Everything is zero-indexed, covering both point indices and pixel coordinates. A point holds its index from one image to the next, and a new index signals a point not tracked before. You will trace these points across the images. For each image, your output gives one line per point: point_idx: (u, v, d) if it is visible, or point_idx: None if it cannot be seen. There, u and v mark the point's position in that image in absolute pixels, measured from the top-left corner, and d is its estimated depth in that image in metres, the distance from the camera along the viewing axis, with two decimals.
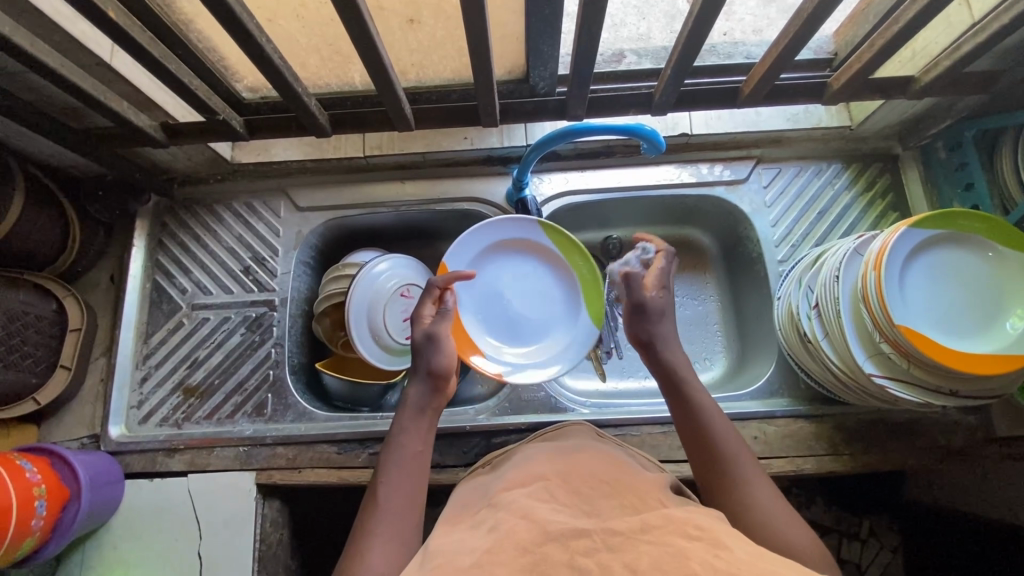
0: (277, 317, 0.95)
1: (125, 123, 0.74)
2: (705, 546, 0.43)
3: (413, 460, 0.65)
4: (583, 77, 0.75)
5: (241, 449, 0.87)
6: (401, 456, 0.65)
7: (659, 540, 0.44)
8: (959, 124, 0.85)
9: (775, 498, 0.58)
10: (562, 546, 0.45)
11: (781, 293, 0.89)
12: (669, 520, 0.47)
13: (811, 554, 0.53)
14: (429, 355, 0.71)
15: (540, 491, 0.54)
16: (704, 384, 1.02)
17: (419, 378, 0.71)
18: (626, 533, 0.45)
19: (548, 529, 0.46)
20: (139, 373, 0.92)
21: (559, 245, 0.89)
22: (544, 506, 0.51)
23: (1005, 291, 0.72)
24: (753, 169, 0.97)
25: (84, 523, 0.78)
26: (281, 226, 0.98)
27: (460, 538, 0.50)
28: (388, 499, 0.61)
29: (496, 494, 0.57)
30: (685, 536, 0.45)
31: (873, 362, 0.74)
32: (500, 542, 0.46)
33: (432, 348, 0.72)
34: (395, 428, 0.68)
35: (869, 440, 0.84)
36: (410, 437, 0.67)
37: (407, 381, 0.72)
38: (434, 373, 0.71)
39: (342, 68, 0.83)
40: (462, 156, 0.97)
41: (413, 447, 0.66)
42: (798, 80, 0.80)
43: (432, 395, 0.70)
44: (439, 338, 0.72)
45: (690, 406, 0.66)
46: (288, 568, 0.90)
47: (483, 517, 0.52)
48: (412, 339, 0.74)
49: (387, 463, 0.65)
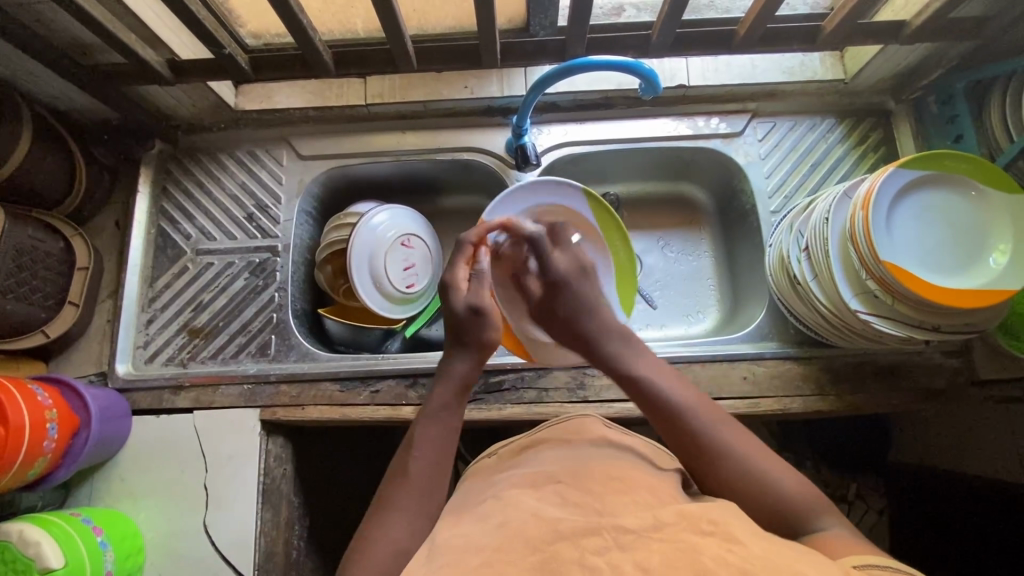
0: (280, 262, 0.97)
1: (132, 55, 0.77)
2: (717, 541, 0.44)
3: (445, 437, 0.66)
4: (583, 16, 0.76)
5: (246, 386, 0.89)
6: (435, 432, 0.66)
7: (670, 536, 0.45)
8: (950, 76, 0.87)
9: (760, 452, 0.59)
10: (574, 545, 0.46)
11: (773, 241, 0.91)
12: (684, 516, 0.48)
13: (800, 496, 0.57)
14: (477, 330, 0.71)
15: (551, 495, 0.54)
16: (699, 335, 1.04)
17: (463, 351, 0.71)
18: (638, 531, 0.46)
19: (559, 529, 0.48)
20: (144, 315, 0.95)
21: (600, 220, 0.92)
22: (551, 510, 0.51)
23: (988, 229, 0.75)
24: (748, 123, 0.99)
25: (94, 452, 0.81)
26: (284, 174, 0.99)
27: (468, 534, 0.51)
28: (415, 473, 0.62)
29: (504, 490, 0.58)
30: (698, 532, 0.46)
31: (859, 300, 0.76)
32: (508, 542, 0.48)
33: (482, 322, 0.71)
34: (433, 404, 0.68)
35: (855, 381, 0.87)
36: (443, 413, 0.67)
37: (448, 354, 0.72)
38: (479, 348, 0.71)
39: (345, 11, 0.84)
40: (461, 106, 0.99)
41: (449, 424, 0.67)
42: (790, 24, 0.82)
43: (475, 369, 0.71)
44: (486, 313, 0.71)
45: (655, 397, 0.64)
46: (292, 502, 0.92)
47: (490, 513, 0.54)
48: (452, 309, 0.72)
49: (421, 438, 0.65)
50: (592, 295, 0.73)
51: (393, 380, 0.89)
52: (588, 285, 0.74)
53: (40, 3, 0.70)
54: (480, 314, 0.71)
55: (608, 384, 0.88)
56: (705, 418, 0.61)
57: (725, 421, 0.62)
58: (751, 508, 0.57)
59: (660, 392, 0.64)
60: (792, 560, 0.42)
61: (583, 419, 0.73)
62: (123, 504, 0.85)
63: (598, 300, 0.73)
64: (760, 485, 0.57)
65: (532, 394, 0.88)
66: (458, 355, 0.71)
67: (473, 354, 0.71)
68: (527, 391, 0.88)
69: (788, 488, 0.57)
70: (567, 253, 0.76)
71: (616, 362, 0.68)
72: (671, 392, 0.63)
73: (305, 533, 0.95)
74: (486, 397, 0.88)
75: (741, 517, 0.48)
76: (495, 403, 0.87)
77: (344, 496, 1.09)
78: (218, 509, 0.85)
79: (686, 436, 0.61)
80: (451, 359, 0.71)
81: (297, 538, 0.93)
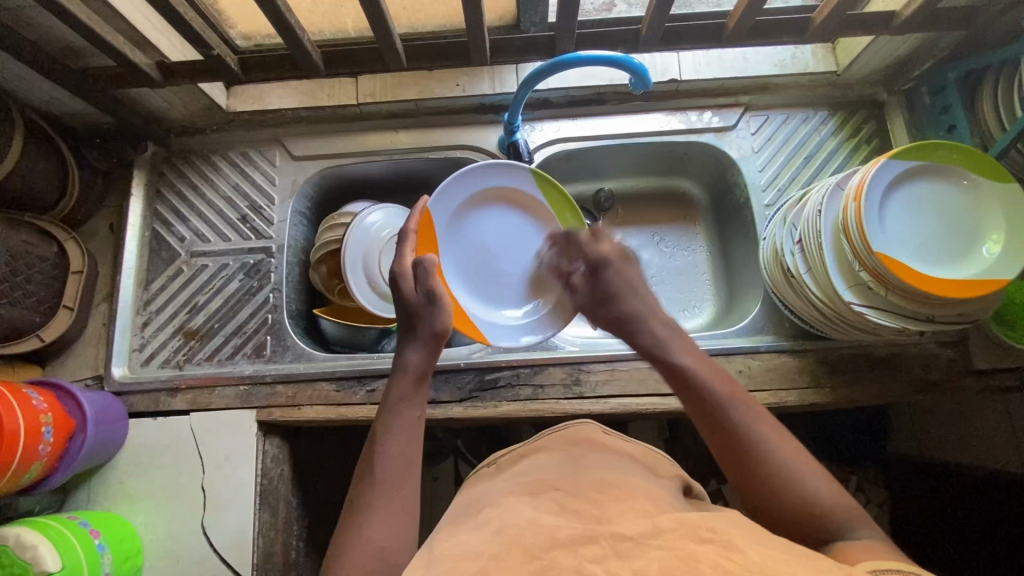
0: (274, 263, 0.97)
1: (122, 59, 0.77)
2: (716, 549, 0.44)
3: (410, 428, 0.66)
4: (571, 10, 0.76)
5: (242, 388, 0.90)
6: (399, 424, 0.66)
7: (668, 544, 0.46)
8: (941, 66, 0.87)
9: (796, 453, 0.58)
10: (573, 552, 0.46)
11: (767, 234, 0.91)
12: (680, 524, 0.48)
13: (833, 501, 0.55)
14: (430, 318, 0.72)
15: (551, 503, 0.54)
16: (694, 329, 1.04)
17: (416, 341, 0.71)
18: (636, 539, 0.47)
19: (557, 535, 0.48)
20: (139, 318, 0.95)
21: (549, 198, 0.93)
22: (549, 518, 0.51)
23: (982, 218, 0.75)
24: (741, 117, 0.99)
25: (89, 456, 0.81)
26: (277, 175, 0.99)
27: (466, 541, 0.51)
28: (384, 469, 0.62)
29: (504, 496, 0.58)
30: (697, 539, 0.46)
31: (852, 292, 0.76)
32: (507, 548, 0.48)
33: (433, 308, 0.72)
34: (392, 397, 0.68)
35: (850, 373, 0.87)
36: (406, 402, 0.67)
37: (404, 345, 0.72)
38: (435, 336, 0.72)
39: (335, 11, 0.84)
40: (453, 104, 0.98)
41: (412, 414, 0.67)
42: (780, 17, 0.82)
43: (432, 358, 0.72)
44: (441, 299, 0.73)
45: (694, 385, 0.64)
46: (289, 503, 0.92)
47: (490, 519, 0.54)
48: (405, 301, 0.73)
49: (386, 431, 0.65)
50: (634, 281, 0.74)
51: (389, 379, 0.89)
52: (632, 269, 0.75)
53: (29, 8, 0.70)
54: (435, 300, 0.73)
55: (604, 380, 0.88)
56: (750, 416, 0.60)
57: (763, 417, 0.61)
58: (789, 508, 0.56)
59: (701, 381, 0.64)
60: (791, 566, 0.42)
61: (581, 426, 0.73)
62: (120, 506, 0.85)
63: (642, 285, 0.74)
64: (798, 490, 0.56)
65: (527, 391, 0.88)
66: (414, 347, 0.71)
67: (428, 345, 0.72)
68: (522, 388, 0.88)
69: (824, 496, 0.55)
70: (604, 242, 0.77)
71: (663, 356, 0.68)
72: (716, 390, 0.63)
73: (303, 533, 0.96)
74: (481, 395, 0.88)
75: (740, 524, 0.48)
76: (492, 401, 0.87)
77: (342, 496, 1.09)
78: (215, 511, 0.85)
79: (731, 438, 0.60)
80: (409, 351, 0.71)
81: (295, 538, 0.93)
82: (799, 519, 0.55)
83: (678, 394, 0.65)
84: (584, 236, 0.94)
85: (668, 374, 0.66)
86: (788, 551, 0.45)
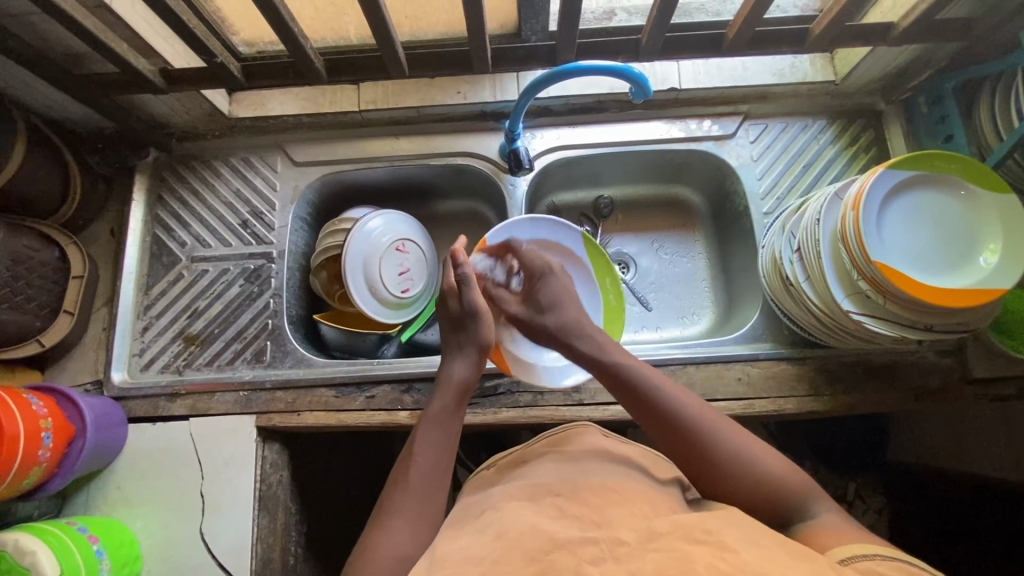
0: (275, 268, 0.97)
1: (126, 66, 0.77)
2: (710, 549, 0.45)
3: (448, 442, 0.67)
4: (572, 20, 0.76)
5: (241, 393, 0.90)
6: (437, 436, 0.67)
7: (663, 546, 0.46)
8: (938, 77, 0.87)
9: (739, 433, 0.62)
10: (570, 554, 0.47)
11: (766, 242, 0.91)
12: (675, 527, 0.49)
13: (784, 472, 0.59)
14: (475, 331, 0.73)
15: (550, 507, 0.55)
16: (693, 337, 1.04)
17: (462, 354, 0.73)
18: (632, 544, 0.48)
19: (556, 538, 0.49)
20: (139, 323, 0.95)
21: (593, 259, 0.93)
22: (548, 522, 0.52)
23: (979, 227, 0.75)
24: (740, 125, 0.99)
25: (89, 461, 0.81)
26: (279, 181, 1.00)
27: (464, 544, 0.52)
28: (418, 477, 0.63)
29: (503, 500, 0.58)
30: (690, 540, 0.46)
31: (851, 300, 0.76)
32: (505, 552, 0.48)
33: (477, 323, 0.73)
34: (435, 407, 0.69)
35: (848, 381, 0.87)
36: (449, 416, 0.68)
37: (449, 357, 0.73)
38: (478, 349, 0.73)
39: (337, 19, 0.85)
40: (454, 111, 0.99)
41: (451, 426, 0.68)
42: (779, 27, 0.82)
43: (476, 373, 0.72)
44: (482, 311, 0.73)
45: (636, 390, 0.66)
46: (288, 510, 0.92)
47: (489, 522, 0.54)
48: (448, 312, 0.75)
49: (423, 440, 0.66)
50: (567, 287, 0.80)
51: (388, 385, 0.89)
52: (567, 281, 0.81)
53: (35, 15, 0.71)
54: (477, 312, 0.73)
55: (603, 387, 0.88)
56: (678, 397, 0.64)
57: (702, 407, 0.64)
58: (749, 489, 0.59)
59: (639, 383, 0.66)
60: (784, 567, 0.43)
61: (579, 429, 0.73)
62: (119, 512, 0.85)
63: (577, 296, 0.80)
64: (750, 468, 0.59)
65: (527, 398, 0.88)
66: (458, 358, 0.73)
67: (473, 358, 0.73)
68: (522, 394, 0.88)
69: (774, 469, 0.59)
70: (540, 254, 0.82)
71: (598, 356, 0.71)
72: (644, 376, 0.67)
73: (302, 539, 0.95)
74: (481, 401, 0.88)
75: (735, 524, 0.49)
76: (491, 407, 0.87)
77: (340, 502, 1.09)
78: (214, 516, 0.85)
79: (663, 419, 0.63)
80: (454, 363, 0.72)
81: (293, 545, 0.93)
82: (761, 497, 0.58)
83: (609, 386, 0.69)
84: (620, 306, 0.93)
85: (604, 375, 0.69)
86: (780, 551, 0.45)
